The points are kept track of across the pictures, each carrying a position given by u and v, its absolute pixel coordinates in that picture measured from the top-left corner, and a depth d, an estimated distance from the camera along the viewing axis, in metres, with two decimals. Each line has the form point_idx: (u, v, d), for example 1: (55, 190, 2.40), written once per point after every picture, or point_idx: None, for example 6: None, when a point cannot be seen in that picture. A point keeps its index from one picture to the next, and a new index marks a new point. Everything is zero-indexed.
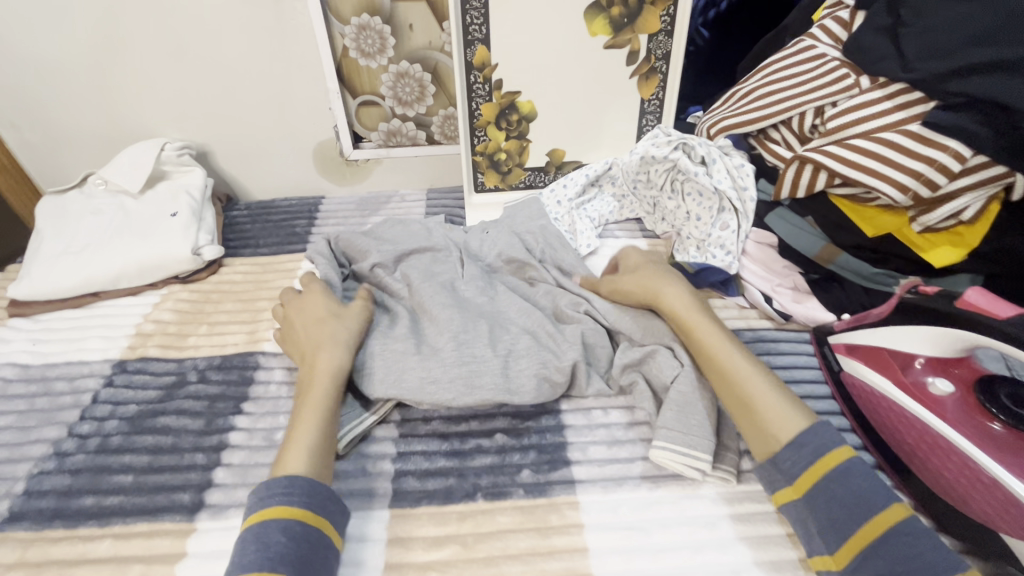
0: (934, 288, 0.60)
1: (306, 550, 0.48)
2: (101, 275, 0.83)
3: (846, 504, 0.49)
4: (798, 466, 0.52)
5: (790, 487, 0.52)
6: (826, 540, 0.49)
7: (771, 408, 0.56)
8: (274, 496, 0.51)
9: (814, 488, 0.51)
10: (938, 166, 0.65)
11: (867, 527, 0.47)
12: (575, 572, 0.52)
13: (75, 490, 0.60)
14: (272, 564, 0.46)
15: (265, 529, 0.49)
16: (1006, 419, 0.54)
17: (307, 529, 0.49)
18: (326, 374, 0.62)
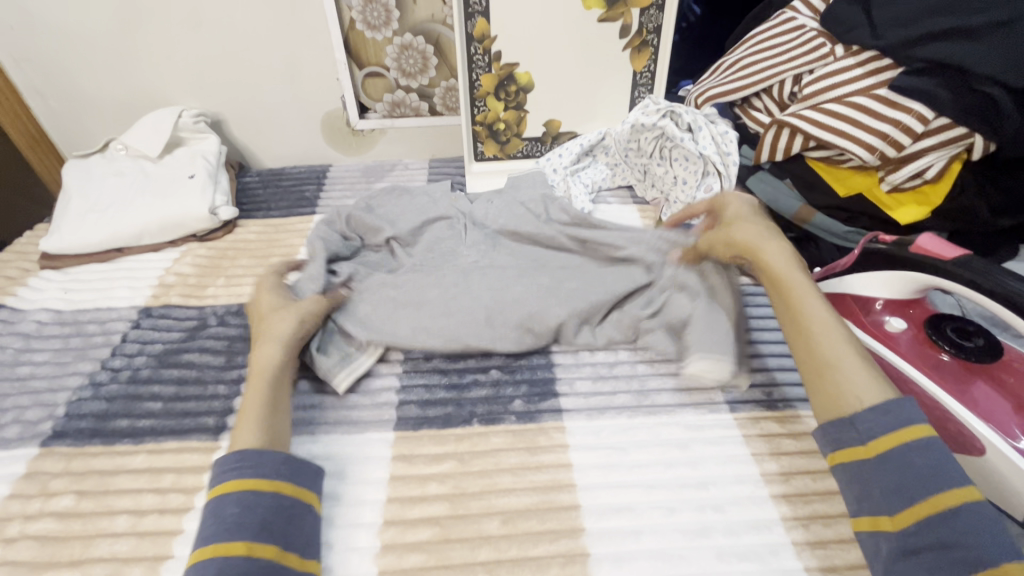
0: (893, 237, 0.66)
1: (263, 516, 0.49)
2: (125, 231, 0.89)
3: (921, 474, 0.46)
4: (876, 427, 0.49)
5: (862, 449, 0.50)
6: (887, 502, 0.47)
7: (856, 373, 0.53)
8: (227, 471, 0.51)
9: (890, 453, 0.48)
10: (903, 127, 0.70)
11: (937, 499, 0.45)
12: (560, 482, 0.58)
13: (110, 413, 0.66)
14: (228, 532, 0.47)
15: (223, 503, 0.49)
16: (952, 350, 0.59)
17: (262, 496, 0.50)
18: (260, 368, 0.61)
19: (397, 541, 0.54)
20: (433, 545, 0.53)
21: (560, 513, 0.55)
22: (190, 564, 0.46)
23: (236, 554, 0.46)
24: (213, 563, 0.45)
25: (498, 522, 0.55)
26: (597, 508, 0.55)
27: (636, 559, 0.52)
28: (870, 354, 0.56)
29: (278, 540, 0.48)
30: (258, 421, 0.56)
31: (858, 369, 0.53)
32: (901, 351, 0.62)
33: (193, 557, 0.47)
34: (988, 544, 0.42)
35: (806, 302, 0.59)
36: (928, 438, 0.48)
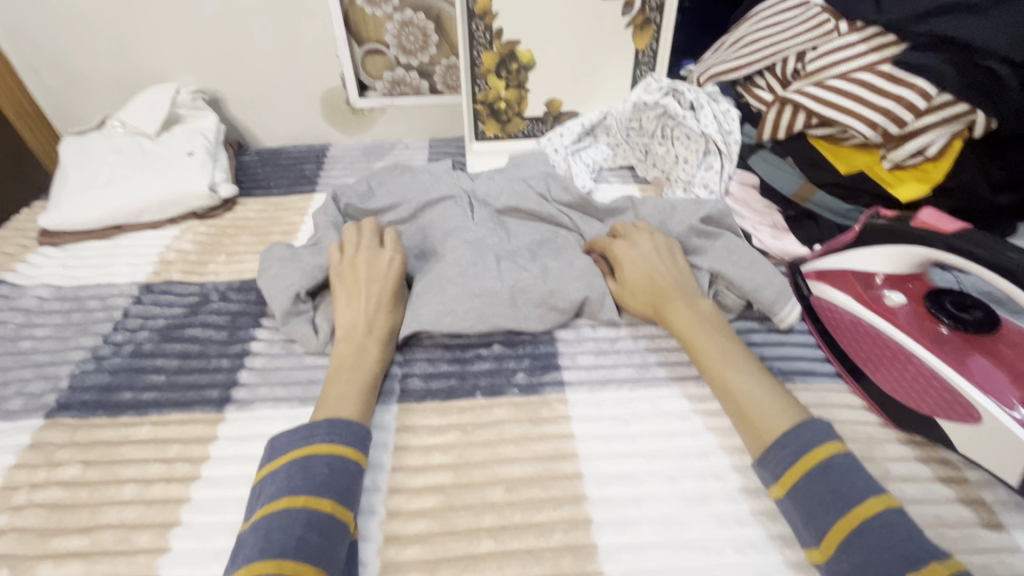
0: (894, 212, 0.66)
1: (347, 484, 0.50)
2: (124, 207, 0.89)
3: (824, 499, 0.47)
4: (782, 462, 0.50)
5: (776, 483, 0.51)
6: (811, 533, 0.47)
7: (758, 413, 0.55)
8: (320, 434, 0.53)
9: (795, 485, 0.49)
10: (906, 103, 0.70)
11: (844, 519, 0.46)
12: (563, 452, 0.58)
13: (114, 386, 0.66)
14: (318, 490, 0.49)
15: (311, 461, 0.51)
16: (951, 322, 0.60)
17: (349, 465, 0.52)
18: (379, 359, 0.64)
19: (401, 509, 0.54)
20: (437, 511, 0.54)
21: (563, 481, 0.56)
22: (276, 512, 0.47)
23: (323, 512, 0.47)
24: (302, 515, 0.47)
25: (501, 490, 0.55)
26: (599, 476, 0.56)
27: (639, 524, 0.53)
28: (773, 386, 0.57)
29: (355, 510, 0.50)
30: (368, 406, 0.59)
31: (758, 411, 0.55)
32: (901, 323, 0.63)
33: (280, 504, 0.48)
34: (896, 559, 0.42)
35: (706, 351, 0.62)
36: (823, 459, 0.49)
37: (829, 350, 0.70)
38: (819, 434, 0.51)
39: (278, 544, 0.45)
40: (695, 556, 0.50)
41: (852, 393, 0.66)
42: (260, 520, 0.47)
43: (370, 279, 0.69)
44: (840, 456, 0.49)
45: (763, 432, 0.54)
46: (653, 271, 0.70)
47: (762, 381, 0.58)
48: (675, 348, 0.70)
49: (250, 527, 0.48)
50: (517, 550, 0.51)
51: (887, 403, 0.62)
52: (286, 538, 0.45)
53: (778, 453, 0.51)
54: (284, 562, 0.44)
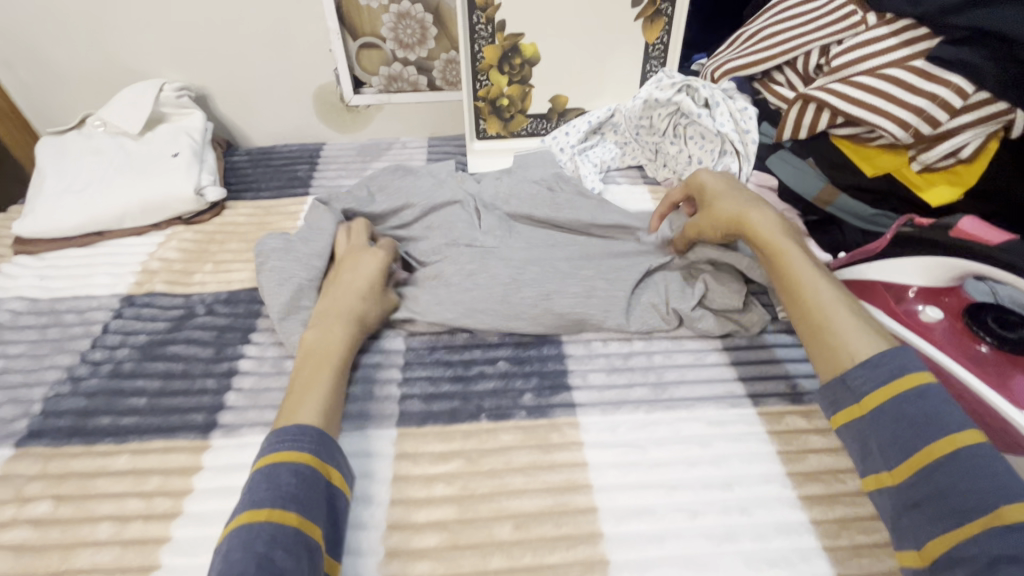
0: (929, 220, 0.61)
1: (312, 496, 0.47)
2: (105, 213, 0.84)
3: (912, 422, 0.45)
4: (869, 383, 0.48)
5: (855, 405, 0.49)
6: (886, 455, 0.46)
7: (844, 331, 0.52)
8: (284, 441, 0.50)
9: (880, 407, 0.47)
10: (940, 101, 0.66)
11: (929, 451, 0.43)
12: (575, 483, 0.54)
13: (91, 410, 0.61)
14: (285, 501, 0.45)
15: (276, 471, 0.47)
16: (993, 340, 0.56)
17: (317, 476, 0.48)
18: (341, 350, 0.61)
19: (401, 549, 0.50)
20: (440, 551, 0.50)
21: (576, 516, 0.52)
22: (240, 526, 0.44)
23: (289, 526, 0.44)
24: (265, 530, 0.43)
25: (510, 527, 0.51)
26: (616, 511, 0.52)
27: (659, 566, 0.48)
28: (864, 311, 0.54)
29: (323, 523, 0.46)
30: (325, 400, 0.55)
31: (846, 327, 0.52)
32: (937, 342, 0.58)
33: (244, 520, 0.44)
34: (985, 490, 0.40)
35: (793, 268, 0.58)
36: (917, 385, 0.46)
37: None
38: (916, 360, 0.48)
39: (238, 565, 0.41)
40: None
41: None
42: (225, 540, 0.44)
43: (350, 270, 0.68)
44: (937, 386, 0.46)
45: (852, 346, 0.51)
46: (745, 193, 0.67)
47: (852, 306, 0.55)
48: (692, 365, 0.66)
49: (216, 546, 0.44)
50: None
51: None
52: (247, 557, 0.41)
53: (868, 371, 0.48)
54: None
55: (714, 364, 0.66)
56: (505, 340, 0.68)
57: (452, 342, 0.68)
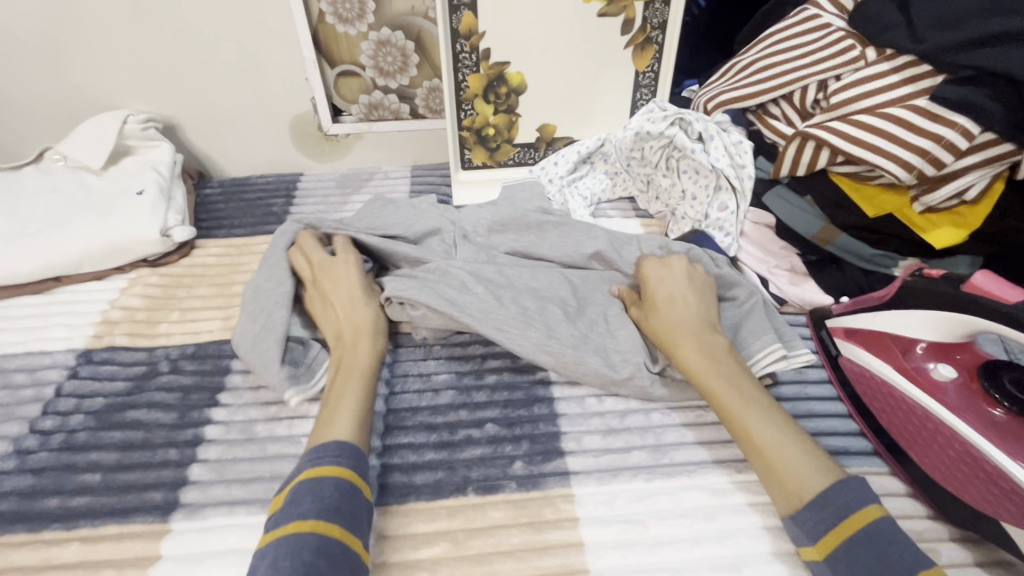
0: (939, 271, 0.58)
1: (353, 510, 0.48)
2: (62, 258, 0.78)
3: (865, 568, 0.44)
4: (818, 527, 0.47)
5: (813, 546, 0.47)
6: None
7: (789, 466, 0.51)
8: (325, 457, 0.50)
9: (837, 552, 0.45)
10: (945, 143, 0.63)
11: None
12: (570, 568, 0.50)
13: (38, 490, 0.56)
14: (328, 514, 0.46)
15: (319, 484, 0.48)
16: (1010, 406, 0.53)
17: (356, 491, 0.49)
18: (368, 358, 0.62)
19: None
20: None
21: None
22: (285, 538, 0.44)
23: (333, 540, 0.45)
24: (312, 542, 0.44)
25: None
26: None
27: None
28: (806, 441, 0.52)
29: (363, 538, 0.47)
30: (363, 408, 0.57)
31: (787, 466, 0.51)
32: (952, 403, 0.55)
33: (289, 530, 0.45)
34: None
35: (725, 398, 0.56)
36: (866, 526, 0.45)
37: (864, 422, 0.62)
38: (864, 492, 0.47)
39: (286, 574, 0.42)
40: None
41: (894, 475, 0.59)
42: (269, 547, 0.44)
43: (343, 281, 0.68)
44: (885, 522, 0.45)
45: (800, 490, 0.49)
46: (674, 303, 0.64)
47: (790, 432, 0.53)
48: (693, 424, 0.62)
49: (258, 553, 0.45)
50: None
51: (935, 493, 0.55)
52: (295, 567, 0.42)
53: (833, 498, 0.47)
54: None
55: (716, 422, 0.62)
56: (494, 399, 0.64)
57: (436, 402, 0.64)
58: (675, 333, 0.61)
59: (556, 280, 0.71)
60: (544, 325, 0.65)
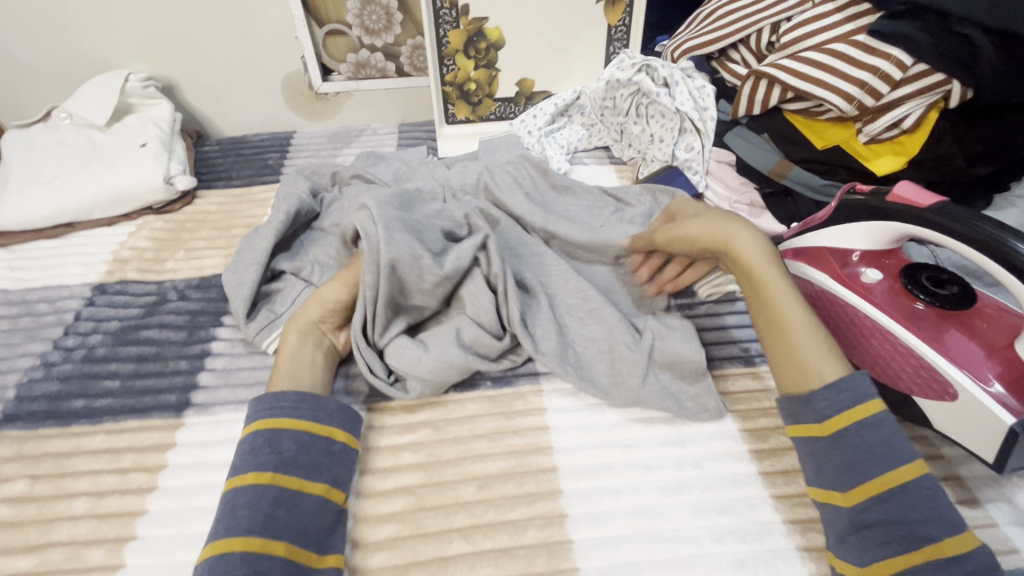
0: (869, 187, 0.64)
1: (316, 458, 0.51)
2: (74, 205, 0.84)
3: (872, 450, 0.47)
4: (833, 407, 0.50)
5: (817, 424, 0.51)
6: (841, 479, 0.48)
7: (816, 355, 0.53)
8: (275, 408, 0.53)
9: (847, 430, 0.49)
10: (881, 74, 0.69)
11: (888, 475, 0.46)
12: (537, 445, 0.57)
13: (64, 394, 0.62)
14: (284, 467, 0.50)
15: (277, 436, 0.51)
16: (928, 298, 0.58)
17: (316, 439, 0.52)
18: (289, 344, 0.60)
19: (369, 514, 0.52)
20: (407, 514, 0.52)
21: (537, 476, 0.54)
22: (244, 486, 0.48)
23: (290, 489, 0.49)
24: (268, 492, 0.48)
25: (473, 488, 0.53)
26: (575, 469, 0.55)
27: (616, 518, 0.51)
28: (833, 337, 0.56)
29: (327, 478, 0.51)
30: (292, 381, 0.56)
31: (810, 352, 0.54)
32: (877, 302, 0.61)
33: (247, 479, 0.48)
34: (931, 520, 0.44)
35: (769, 290, 0.58)
36: (878, 415, 0.49)
37: None
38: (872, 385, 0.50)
39: (244, 522, 0.46)
40: (672, 547, 0.49)
41: None
42: (230, 493, 0.48)
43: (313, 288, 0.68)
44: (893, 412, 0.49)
45: (824, 373, 0.52)
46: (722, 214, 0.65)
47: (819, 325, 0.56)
48: None
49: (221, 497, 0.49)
50: (491, 550, 0.49)
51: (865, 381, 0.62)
52: (252, 516, 0.46)
53: (852, 386, 0.50)
54: (250, 539, 0.45)
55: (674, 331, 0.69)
56: None
57: None
58: (732, 228, 0.62)
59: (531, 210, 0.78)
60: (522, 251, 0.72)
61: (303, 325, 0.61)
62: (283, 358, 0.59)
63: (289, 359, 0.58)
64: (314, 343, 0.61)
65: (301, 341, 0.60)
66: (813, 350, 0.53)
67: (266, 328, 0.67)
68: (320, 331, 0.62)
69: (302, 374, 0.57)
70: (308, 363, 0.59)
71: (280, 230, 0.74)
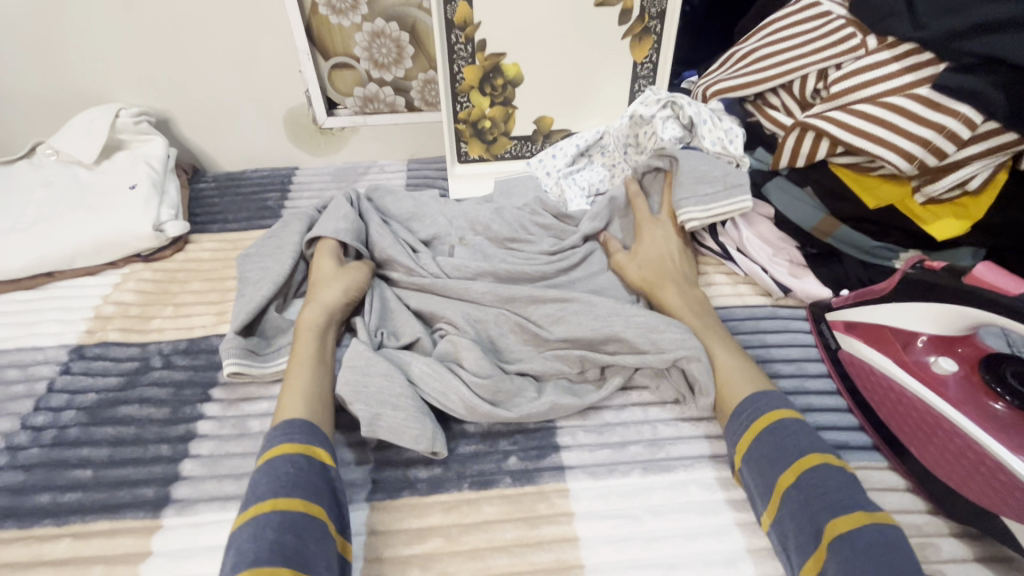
0: (940, 263, 0.57)
1: (316, 482, 0.48)
2: (54, 254, 0.77)
3: (772, 458, 0.49)
4: (740, 430, 0.53)
5: (737, 452, 0.53)
6: (763, 497, 0.49)
7: (730, 379, 0.58)
8: (274, 437, 0.51)
9: (751, 448, 0.51)
10: (948, 132, 0.62)
11: (786, 477, 0.48)
12: (565, 563, 0.49)
13: (28, 486, 0.55)
14: (287, 489, 0.46)
15: (275, 462, 0.48)
16: (1010, 398, 0.52)
17: (314, 464, 0.49)
18: (310, 329, 0.63)
19: None
20: None
21: None
22: (247, 519, 0.44)
23: (296, 511, 0.44)
24: (272, 518, 0.44)
25: None
26: None
27: None
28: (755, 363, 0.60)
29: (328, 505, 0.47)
30: (303, 397, 0.56)
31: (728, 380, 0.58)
32: (950, 397, 0.54)
33: (249, 511, 0.45)
34: (827, 508, 0.44)
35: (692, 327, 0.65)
36: (771, 424, 0.51)
37: (863, 417, 0.61)
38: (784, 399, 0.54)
39: (251, 553, 0.41)
40: None
41: (893, 469, 0.58)
42: (232, 535, 0.44)
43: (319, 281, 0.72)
44: (791, 419, 0.51)
45: (733, 394, 0.57)
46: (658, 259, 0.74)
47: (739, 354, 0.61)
48: (689, 418, 0.61)
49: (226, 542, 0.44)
50: None
51: (936, 487, 0.54)
52: (259, 545, 0.42)
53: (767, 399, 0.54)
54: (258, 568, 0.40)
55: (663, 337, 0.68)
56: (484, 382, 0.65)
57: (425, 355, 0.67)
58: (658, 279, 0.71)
59: (550, 246, 0.79)
60: (554, 315, 0.66)
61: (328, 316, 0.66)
62: (305, 343, 0.62)
63: (313, 347, 0.62)
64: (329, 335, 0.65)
65: (324, 329, 0.65)
66: (722, 372, 0.58)
67: (249, 369, 0.64)
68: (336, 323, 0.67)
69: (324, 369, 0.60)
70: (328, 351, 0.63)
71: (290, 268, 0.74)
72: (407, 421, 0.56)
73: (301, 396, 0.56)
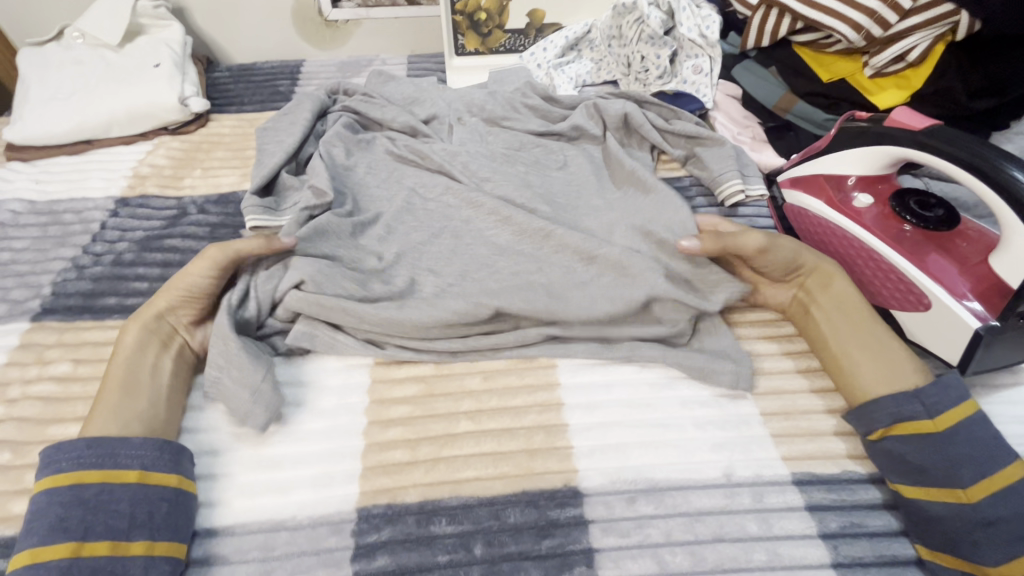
0: (868, 114, 0.66)
1: (57, 515, 0.45)
2: (92, 122, 0.86)
3: (985, 445, 0.47)
4: (943, 402, 0.49)
5: (927, 421, 0.48)
6: (963, 474, 0.46)
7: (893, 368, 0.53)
8: (43, 468, 0.47)
9: (955, 427, 0.47)
10: (891, 3, 0.70)
11: (1003, 471, 0.45)
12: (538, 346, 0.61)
13: (97, 292, 0.67)
14: (26, 540, 0.44)
15: (29, 509, 0.46)
16: (915, 220, 0.61)
17: (60, 495, 0.45)
18: (128, 348, 0.54)
19: (383, 397, 0.57)
20: (418, 398, 0.57)
21: (538, 370, 0.59)
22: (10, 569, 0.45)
23: (26, 563, 0.43)
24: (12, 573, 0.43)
25: (479, 379, 0.58)
26: (573, 366, 0.59)
27: (607, 407, 0.56)
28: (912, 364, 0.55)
29: (77, 535, 0.44)
30: (107, 422, 0.50)
31: (876, 361, 0.53)
32: (866, 223, 0.64)
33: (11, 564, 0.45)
34: None
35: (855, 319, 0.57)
36: (975, 413, 0.48)
37: None
38: (960, 389, 0.50)
39: None
40: (659, 432, 0.54)
41: None
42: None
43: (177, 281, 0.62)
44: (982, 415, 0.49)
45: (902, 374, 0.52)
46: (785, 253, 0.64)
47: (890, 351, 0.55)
48: None
49: None
50: (494, 429, 0.54)
51: None
52: None
53: (941, 392, 0.49)
54: None
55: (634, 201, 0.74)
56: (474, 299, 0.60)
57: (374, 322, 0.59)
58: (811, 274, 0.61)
59: (536, 123, 0.86)
60: (542, 179, 0.77)
61: (149, 322, 0.56)
62: (119, 364, 0.53)
63: (128, 368, 0.53)
64: (158, 348, 0.56)
65: (143, 344, 0.55)
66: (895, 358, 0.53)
67: (265, 225, 0.72)
68: (170, 329, 0.57)
69: (144, 390, 0.53)
70: (158, 368, 0.55)
71: (299, 140, 0.81)
72: (232, 391, 0.54)
73: (109, 419, 0.50)
